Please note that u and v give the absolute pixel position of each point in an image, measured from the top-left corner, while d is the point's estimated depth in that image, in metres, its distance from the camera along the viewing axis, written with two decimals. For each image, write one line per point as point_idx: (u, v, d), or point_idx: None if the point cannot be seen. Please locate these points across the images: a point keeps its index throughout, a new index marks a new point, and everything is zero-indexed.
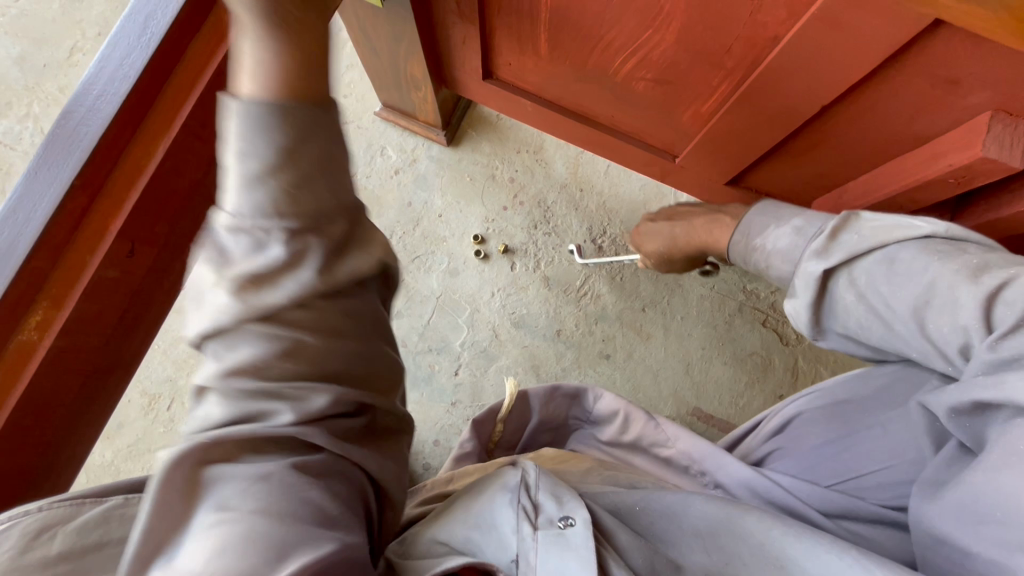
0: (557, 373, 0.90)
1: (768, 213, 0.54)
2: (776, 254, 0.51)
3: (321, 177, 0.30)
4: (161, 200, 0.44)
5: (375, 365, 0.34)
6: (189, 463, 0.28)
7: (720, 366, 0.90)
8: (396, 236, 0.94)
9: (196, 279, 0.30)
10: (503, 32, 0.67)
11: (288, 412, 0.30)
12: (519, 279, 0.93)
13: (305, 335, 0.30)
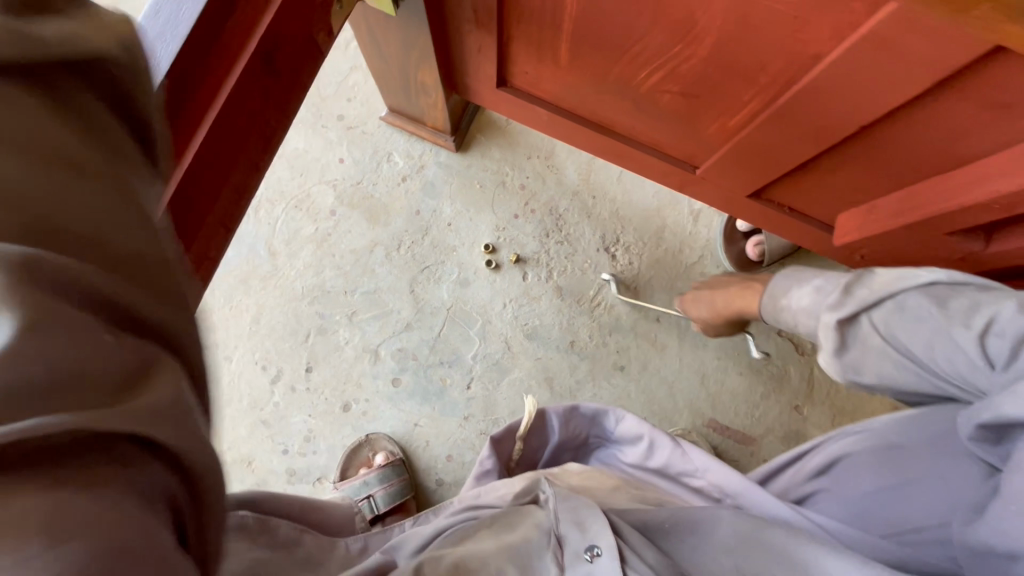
0: (571, 385, 0.88)
1: (793, 275, 0.60)
2: (802, 313, 0.57)
3: None
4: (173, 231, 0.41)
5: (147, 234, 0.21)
6: None
7: (735, 377, 0.89)
8: (404, 245, 0.92)
9: None
10: (521, 40, 0.64)
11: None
12: (532, 289, 0.91)
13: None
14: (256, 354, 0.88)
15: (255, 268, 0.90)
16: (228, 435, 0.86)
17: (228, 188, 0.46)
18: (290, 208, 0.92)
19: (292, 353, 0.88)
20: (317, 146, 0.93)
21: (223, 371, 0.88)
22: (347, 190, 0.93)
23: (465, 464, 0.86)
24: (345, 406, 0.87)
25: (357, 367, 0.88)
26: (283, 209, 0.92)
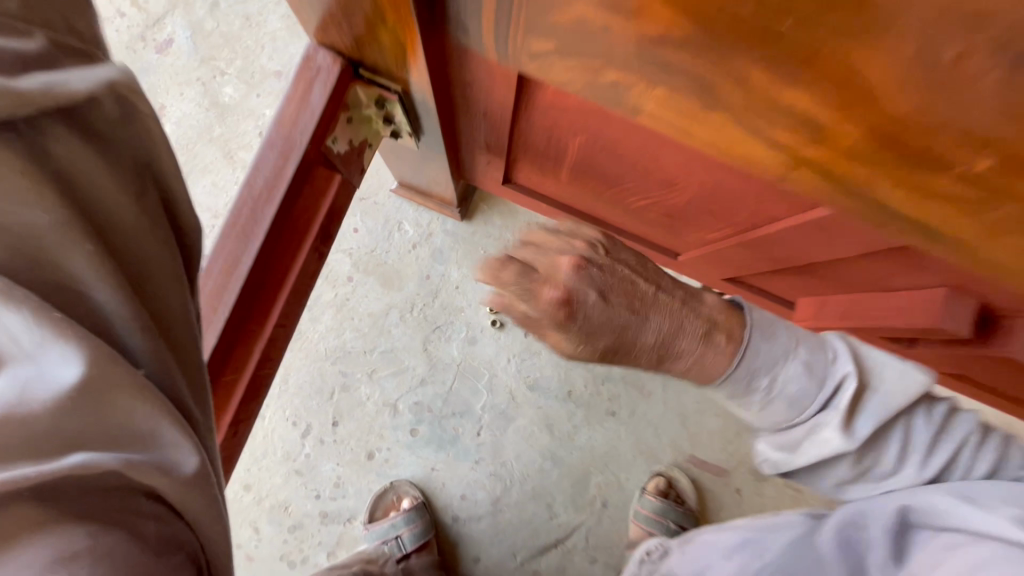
0: (570, 430, 1.00)
1: (767, 338, 0.52)
2: (782, 398, 0.51)
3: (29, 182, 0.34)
4: (256, 384, 0.53)
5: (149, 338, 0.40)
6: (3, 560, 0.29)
7: (713, 418, 1.02)
8: (417, 307, 1.01)
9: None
10: (525, 161, 0.72)
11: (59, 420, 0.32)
12: (532, 345, 1.01)
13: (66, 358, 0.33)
14: (286, 410, 0.99)
15: None
16: (265, 483, 0.97)
17: (286, 334, 0.55)
18: None
19: (319, 409, 0.99)
20: None
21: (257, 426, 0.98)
22: (362, 258, 1.01)
23: (477, 502, 0.98)
24: (369, 454, 0.99)
25: (379, 420, 0.99)
26: None
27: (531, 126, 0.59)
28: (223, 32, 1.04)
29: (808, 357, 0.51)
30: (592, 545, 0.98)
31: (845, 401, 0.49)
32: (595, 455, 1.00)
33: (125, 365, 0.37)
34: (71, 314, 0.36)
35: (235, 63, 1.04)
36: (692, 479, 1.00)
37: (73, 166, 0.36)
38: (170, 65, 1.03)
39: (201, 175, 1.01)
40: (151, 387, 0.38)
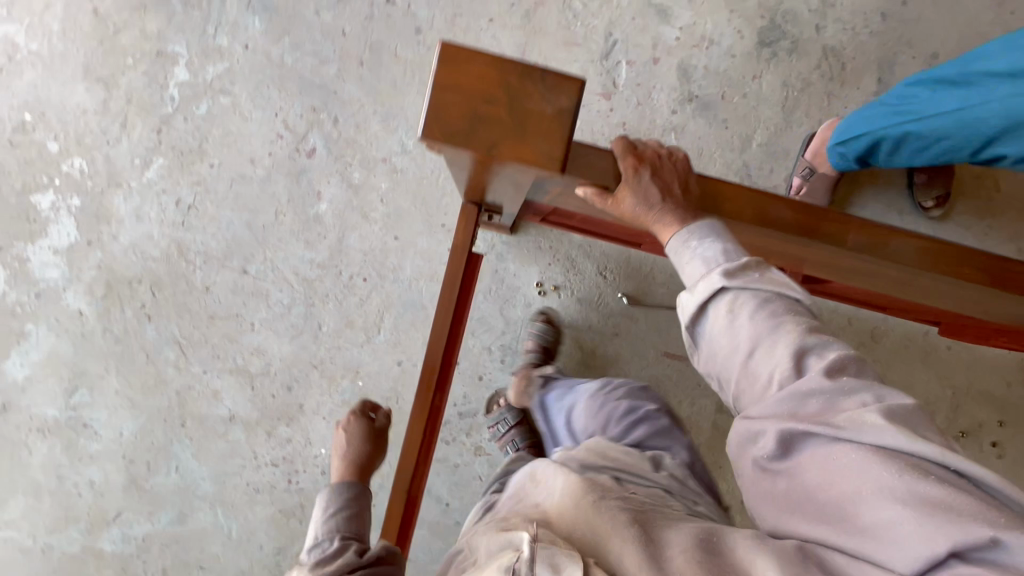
0: (593, 346, 1.71)
1: (699, 230, 0.71)
2: (698, 259, 0.70)
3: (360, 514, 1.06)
4: (452, 350, 1.19)
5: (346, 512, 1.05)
6: (330, 505, 1.05)
7: (677, 328, 1.73)
8: (493, 289, 1.70)
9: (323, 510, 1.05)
10: (552, 216, 1.37)
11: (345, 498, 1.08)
12: (564, 301, 1.71)
13: (334, 513, 1.04)
14: None
15: (418, 316, 1.68)
16: None
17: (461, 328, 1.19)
18: (427, 280, 1.68)
19: None
20: (432, 243, 1.68)
21: (414, 371, 1.69)
22: None
23: None
24: (480, 377, 1.71)
25: (482, 357, 1.71)
26: (424, 282, 1.68)
27: (563, 212, 1.25)
28: (345, 138, 1.67)
29: (722, 244, 0.70)
30: None
31: (740, 263, 0.69)
32: (609, 358, 1.71)
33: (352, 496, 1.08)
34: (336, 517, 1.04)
35: (356, 157, 1.67)
36: (668, 364, 1.72)
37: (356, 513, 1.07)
38: (318, 166, 1.67)
39: (351, 231, 1.67)
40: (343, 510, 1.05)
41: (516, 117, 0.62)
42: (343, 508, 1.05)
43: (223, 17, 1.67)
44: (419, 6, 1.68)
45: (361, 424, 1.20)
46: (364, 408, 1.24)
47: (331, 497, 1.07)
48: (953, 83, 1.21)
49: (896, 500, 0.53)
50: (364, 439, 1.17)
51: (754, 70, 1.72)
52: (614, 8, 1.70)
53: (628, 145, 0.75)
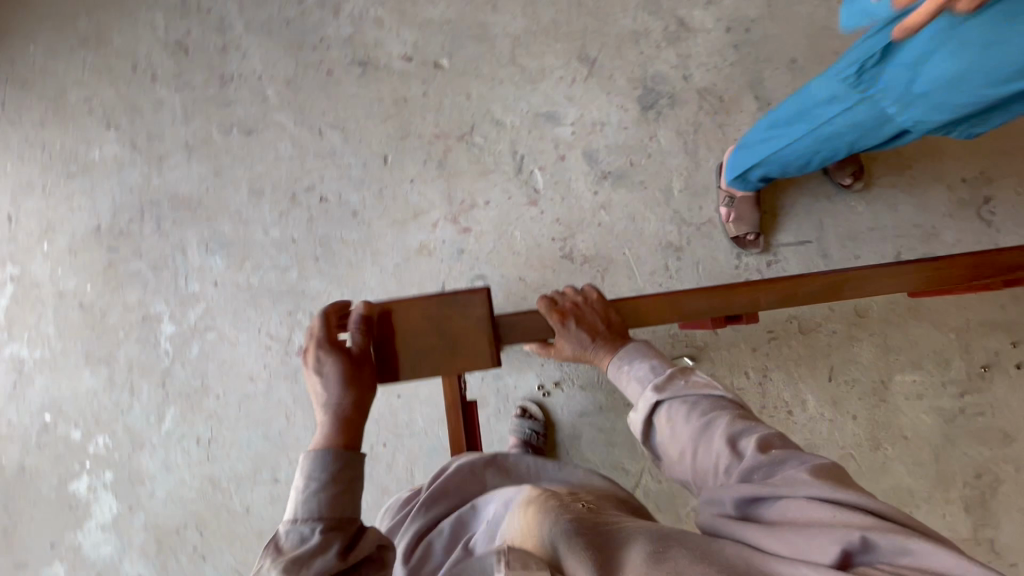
0: (611, 423, 1.78)
1: (627, 355, 0.92)
2: (635, 382, 0.90)
3: (347, 491, 0.79)
4: None
5: (330, 496, 0.77)
6: (308, 491, 0.77)
7: None
8: (502, 407, 1.79)
9: (301, 488, 0.78)
10: None
11: (324, 481, 0.78)
12: (569, 392, 1.79)
13: (313, 506, 0.77)
14: None
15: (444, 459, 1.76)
16: None
17: None
18: (440, 423, 1.77)
19: None
20: (433, 388, 1.79)
21: None
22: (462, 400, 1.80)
23: None
24: None
25: None
26: (438, 425, 1.77)
27: None
28: None
29: (650, 364, 0.90)
30: (656, 474, 1.75)
31: (668, 375, 0.88)
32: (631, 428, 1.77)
33: (337, 479, 0.79)
34: (330, 511, 0.77)
35: None
36: None
37: (345, 498, 0.79)
38: None
39: None
40: (326, 491, 0.77)
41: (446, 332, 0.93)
42: (327, 482, 0.78)
43: (188, 267, 1.87)
44: (348, 192, 1.88)
45: (340, 362, 0.86)
46: (327, 330, 0.89)
47: (310, 466, 0.79)
48: (798, 115, 1.36)
49: (831, 525, 0.61)
50: (343, 381, 0.85)
51: (649, 132, 1.91)
52: (510, 129, 1.91)
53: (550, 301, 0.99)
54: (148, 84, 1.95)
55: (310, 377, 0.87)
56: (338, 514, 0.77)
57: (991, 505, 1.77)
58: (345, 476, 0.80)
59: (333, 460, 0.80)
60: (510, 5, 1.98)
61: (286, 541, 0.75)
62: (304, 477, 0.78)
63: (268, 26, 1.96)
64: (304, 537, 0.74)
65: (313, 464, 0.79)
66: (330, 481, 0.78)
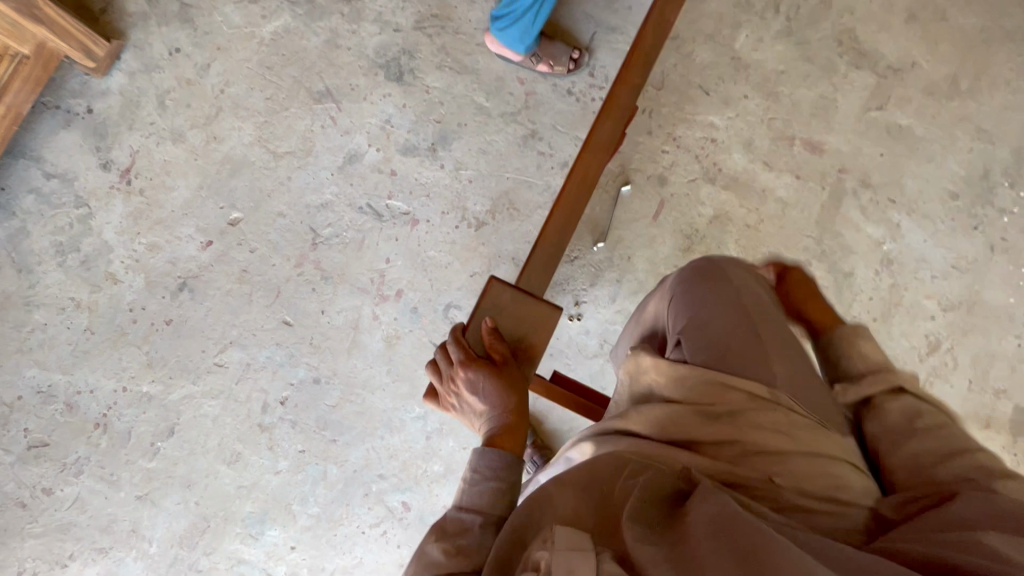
0: (636, 281, 1.87)
1: None
2: None
3: (508, 495, 0.83)
4: None
5: (496, 488, 0.83)
6: (470, 482, 0.83)
7: (633, 203, 1.91)
8: (567, 358, 1.84)
9: (468, 474, 0.84)
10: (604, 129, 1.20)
11: (495, 479, 0.83)
12: (591, 297, 1.85)
13: (477, 499, 0.82)
14: None
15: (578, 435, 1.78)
16: None
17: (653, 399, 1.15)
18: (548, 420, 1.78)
19: None
20: None
21: None
22: None
23: None
24: None
25: None
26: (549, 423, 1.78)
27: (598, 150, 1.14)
28: (400, 469, 1.75)
29: None
30: None
31: None
32: (648, 268, 1.88)
33: (502, 474, 0.84)
34: (489, 497, 0.82)
35: (420, 463, 1.76)
36: (664, 217, 1.91)
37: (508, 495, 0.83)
38: (421, 501, 1.75)
39: None
40: (490, 484, 0.83)
41: (533, 327, 1.02)
42: (492, 477, 0.83)
43: (259, 565, 1.72)
44: (293, 375, 1.77)
45: (488, 369, 0.93)
46: (468, 346, 0.97)
47: (473, 461, 0.85)
48: None
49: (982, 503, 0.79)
50: (496, 383, 0.92)
51: (421, 88, 1.90)
52: (336, 198, 1.85)
53: (591, 157, 1.16)
54: (47, 501, 1.70)
55: (462, 397, 0.95)
56: (494, 508, 0.81)
57: (865, 49, 2.01)
58: (509, 480, 0.84)
59: (496, 456, 0.86)
60: (223, 123, 1.86)
61: (448, 526, 0.79)
62: (468, 467, 0.85)
63: (78, 349, 1.75)
64: (467, 524, 0.80)
65: (474, 457, 0.86)
66: (496, 480, 0.83)
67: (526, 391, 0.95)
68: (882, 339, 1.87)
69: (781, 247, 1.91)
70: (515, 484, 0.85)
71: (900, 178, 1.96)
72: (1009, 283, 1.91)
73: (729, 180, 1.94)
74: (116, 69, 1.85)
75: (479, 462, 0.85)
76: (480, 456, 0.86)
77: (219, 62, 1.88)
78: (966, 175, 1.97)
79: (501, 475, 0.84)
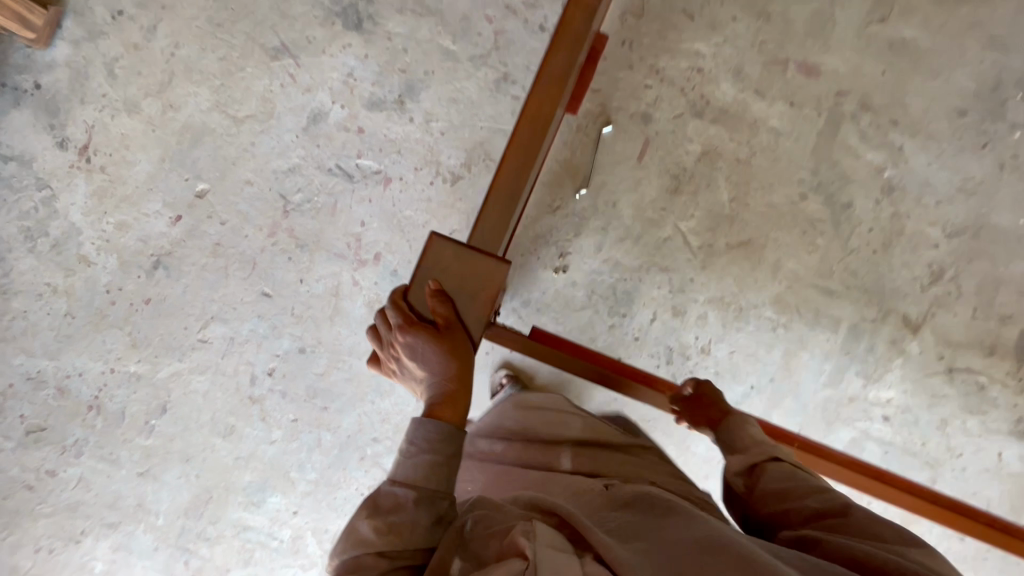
0: (622, 227, 1.79)
1: None
2: None
3: (445, 469, 0.80)
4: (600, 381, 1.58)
5: (432, 462, 0.80)
6: (407, 455, 0.80)
7: (616, 145, 1.81)
8: (555, 311, 1.79)
9: (405, 447, 0.81)
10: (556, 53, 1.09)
11: (432, 453, 0.80)
12: (575, 247, 1.78)
13: (413, 474, 0.79)
14: None
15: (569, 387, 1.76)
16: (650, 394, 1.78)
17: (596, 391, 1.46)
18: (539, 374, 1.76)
19: None
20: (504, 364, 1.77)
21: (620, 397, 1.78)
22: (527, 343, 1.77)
23: (660, 278, 1.79)
24: (635, 336, 1.79)
25: (618, 334, 1.79)
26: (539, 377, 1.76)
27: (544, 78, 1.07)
28: (394, 432, 1.76)
29: None
30: (684, 215, 1.80)
31: None
32: (634, 213, 1.79)
33: (441, 447, 0.81)
34: (425, 472, 0.79)
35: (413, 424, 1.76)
36: (649, 158, 1.81)
37: (445, 470, 0.80)
38: None
39: None
40: (427, 459, 0.80)
41: (479, 283, 0.94)
42: (429, 450, 0.80)
43: (265, 530, 1.76)
44: (279, 346, 1.75)
45: (428, 332, 0.90)
46: (408, 309, 0.93)
47: (410, 432, 0.82)
48: None
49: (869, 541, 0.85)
50: (437, 349, 0.89)
51: (382, 36, 1.78)
52: (304, 162, 1.76)
53: (544, 85, 1.07)
54: (52, 482, 1.74)
55: (403, 363, 0.93)
56: (430, 484, 0.79)
57: None
58: (447, 454, 0.81)
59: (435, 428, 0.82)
60: (177, 90, 1.76)
61: (381, 501, 0.77)
62: (405, 439, 0.81)
63: (61, 334, 1.74)
64: (402, 500, 0.77)
65: (412, 429, 0.82)
66: (433, 454, 0.80)
67: (472, 355, 0.92)
68: (882, 271, 1.79)
69: (775, 181, 1.81)
70: (454, 457, 0.82)
71: (903, 98, 1.82)
72: (1020, 204, 1.80)
73: (718, 113, 1.82)
74: (58, 39, 1.74)
75: (417, 433, 0.81)
76: (419, 428, 0.82)
77: (165, 22, 1.77)
78: (975, 89, 1.82)
79: (439, 449, 0.81)
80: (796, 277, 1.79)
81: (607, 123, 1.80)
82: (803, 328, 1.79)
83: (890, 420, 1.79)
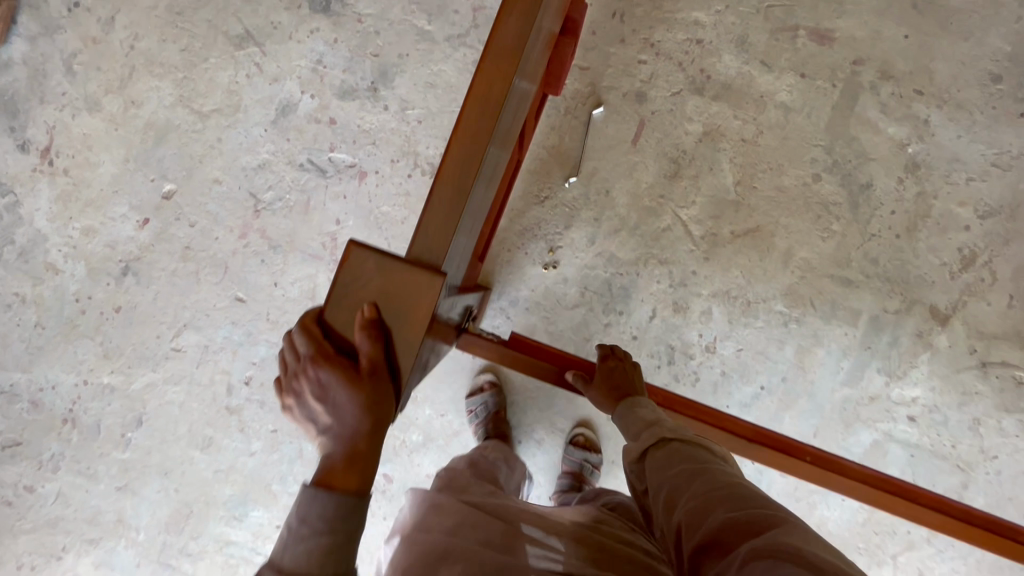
0: (616, 217, 1.65)
1: None
2: None
3: (337, 551, 0.72)
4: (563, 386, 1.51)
5: (321, 545, 0.71)
6: (293, 537, 0.72)
7: (607, 128, 1.66)
8: (545, 311, 1.66)
9: (293, 525, 0.72)
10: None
11: (323, 533, 0.72)
12: (566, 241, 1.65)
13: (300, 559, 0.71)
14: None
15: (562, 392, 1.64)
16: None
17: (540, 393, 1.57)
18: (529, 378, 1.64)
19: None
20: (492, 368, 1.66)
21: None
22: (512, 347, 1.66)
23: (659, 272, 1.65)
24: (633, 335, 1.65)
25: (615, 333, 1.66)
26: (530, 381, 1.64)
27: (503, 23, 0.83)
28: None
29: None
30: (684, 202, 1.65)
31: None
32: (629, 201, 1.65)
33: (332, 527, 0.72)
34: (313, 556, 0.71)
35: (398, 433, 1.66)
36: (644, 140, 1.66)
37: (337, 550, 0.72)
38: (403, 472, 1.67)
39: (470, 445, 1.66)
40: (314, 541, 0.71)
41: (412, 306, 0.73)
42: (320, 530, 0.71)
43: (247, 546, 1.68)
44: (254, 354, 1.66)
45: (337, 375, 0.75)
46: (318, 340, 0.77)
47: (302, 504, 0.73)
48: None
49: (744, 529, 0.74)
50: (347, 399, 0.75)
51: (352, 18, 1.65)
52: (274, 158, 1.66)
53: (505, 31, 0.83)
54: (31, 498, 1.69)
55: (307, 395, 0.79)
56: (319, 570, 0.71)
57: None
58: (340, 534, 0.72)
59: (328, 502, 0.73)
60: (138, 85, 1.66)
61: None
62: (291, 517, 0.73)
63: (32, 345, 1.68)
64: None
65: (301, 504, 0.73)
66: (323, 535, 0.71)
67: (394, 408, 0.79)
68: (906, 258, 1.62)
69: (784, 161, 1.65)
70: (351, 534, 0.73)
71: (929, 64, 1.64)
72: None
73: (719, 89, 1.65)
74: (15, 35, 1.66)
75: (307, 509, 0.72)
76: (308, 503, 0.73)
77: (124, 13, 1.66)
78: (1012, 50, 1.62)
79: (332, 528, 0.72)
80: (809, 267, 1.64)
81: (598, 105, 1.66)
82: (818, 322, 1.63)
83: (916, 420, 1.63)
